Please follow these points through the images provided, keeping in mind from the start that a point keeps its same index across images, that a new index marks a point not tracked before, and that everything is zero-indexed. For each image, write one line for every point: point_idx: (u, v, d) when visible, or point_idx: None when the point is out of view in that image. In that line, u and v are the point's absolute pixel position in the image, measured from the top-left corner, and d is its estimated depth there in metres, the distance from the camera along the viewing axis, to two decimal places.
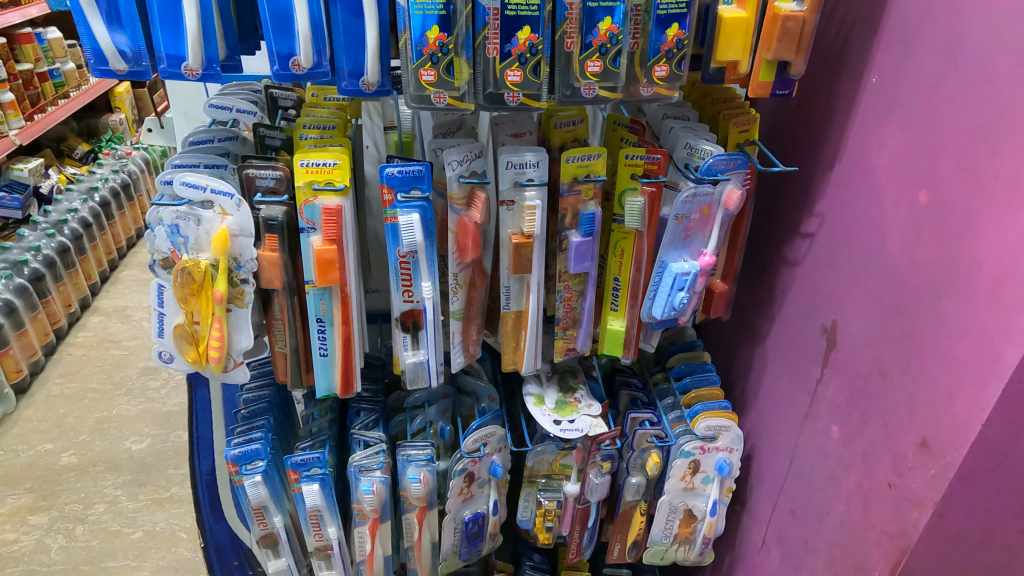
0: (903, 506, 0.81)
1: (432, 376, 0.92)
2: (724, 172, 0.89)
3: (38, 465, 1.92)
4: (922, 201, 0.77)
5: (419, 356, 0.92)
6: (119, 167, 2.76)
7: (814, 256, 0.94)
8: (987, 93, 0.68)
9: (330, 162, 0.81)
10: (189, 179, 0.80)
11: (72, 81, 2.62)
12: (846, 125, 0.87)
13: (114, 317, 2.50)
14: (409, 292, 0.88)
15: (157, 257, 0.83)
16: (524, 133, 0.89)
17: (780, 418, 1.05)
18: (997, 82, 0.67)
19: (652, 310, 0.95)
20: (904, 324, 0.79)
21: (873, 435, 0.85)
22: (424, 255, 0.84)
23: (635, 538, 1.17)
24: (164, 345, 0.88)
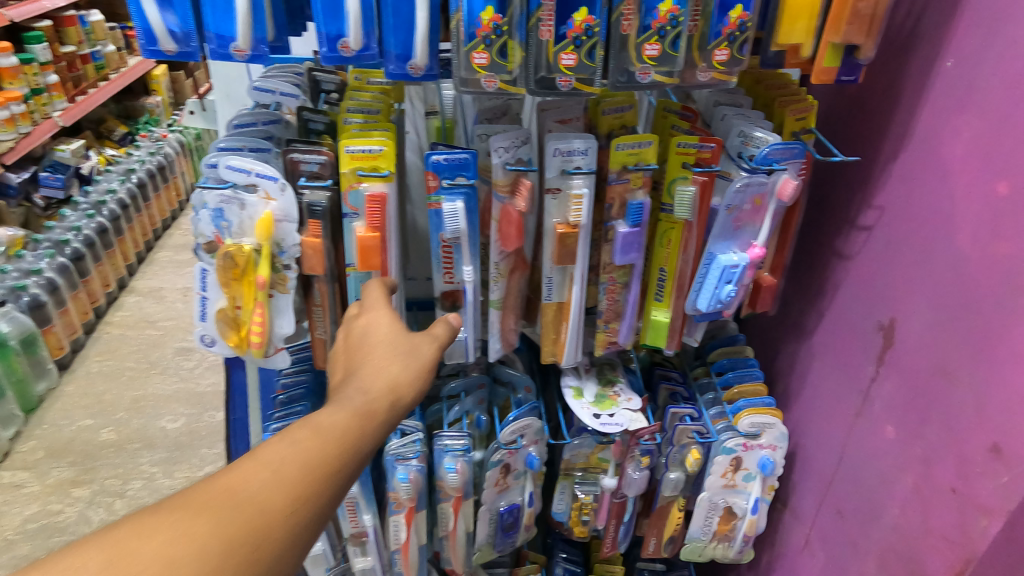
0: (969, 512, 0.77)
1: (468, 353, 0.92)
2: (780, 162, 0.86)
3: (79, 440, 1.96)
4: (1001, 193, 0.73)
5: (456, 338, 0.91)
6: (155, 150, 2.79)
7: (870, 250, 0.90)
8: None
9: (375, 147, 0.79)
10: (234, 163, 0.78)
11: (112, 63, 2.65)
12: (913, 113, 0.83)
13: (149, 297, 2.53)
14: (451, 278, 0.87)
15: (200, 241, 0.83)
16: (570, 120, 0.86)
17: (827, 416, 1.02)
18: None
19: (696, 302, 0.92)
20: (976, 323, 0.76)
21: (934, 438, 0.82)
22: (467, 243, 0.82)
23: (671, 534, 1.15)
24: (206, 329, 0.88)
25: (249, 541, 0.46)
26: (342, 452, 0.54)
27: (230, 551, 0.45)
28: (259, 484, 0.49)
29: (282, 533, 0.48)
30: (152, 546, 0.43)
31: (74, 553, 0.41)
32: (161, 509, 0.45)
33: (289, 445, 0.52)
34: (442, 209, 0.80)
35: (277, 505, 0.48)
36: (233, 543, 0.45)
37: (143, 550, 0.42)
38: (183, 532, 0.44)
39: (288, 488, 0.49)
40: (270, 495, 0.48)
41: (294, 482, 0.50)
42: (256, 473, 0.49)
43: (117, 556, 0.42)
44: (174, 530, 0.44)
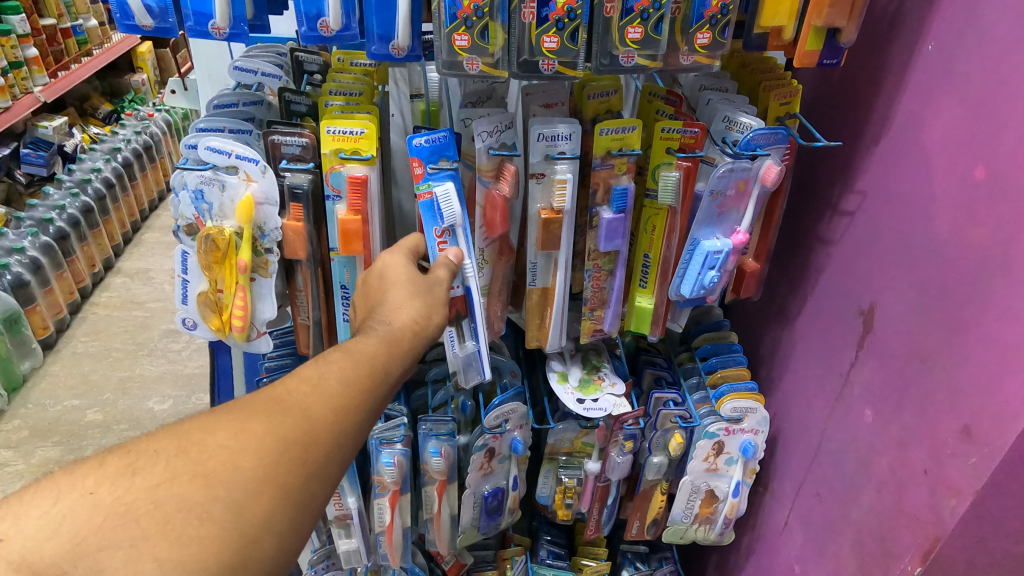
0: (939, 493, 0.79)
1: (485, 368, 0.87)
2: (764, 146, 0.86)
3: (65, 420, 1.95)
4: (977, 178, 0.73)
5: (468, 347, 0.87)
6: (141, 129, 2.75)
7: (852, 235, 0.91)
8: None
9: (357, 129, 0.78)
10: (213, 145, 0.77)
11: (94, 39, 2.61)
12: (895, 97, 0.83)
13: (136, 279, 2.51)
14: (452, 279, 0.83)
15: (180, 223, 0.82)
16: (555, 104, 0.85)
17: (808, 400, 1.03)
18: None
19: (680, 288, 0.92)
20: (950, 307, 0.76)
21: (909, 421, 0.83)
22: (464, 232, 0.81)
23: (654, 516, 1.16)
24: (187, 312, 0.87)
25: (301, 439, 0.54)
26: (373, 372, 0.62)
27: (286, 446, 0.53)
28: (302, 396, 0.57)
29: (327, 436, 0.56)
30: (216, 440, 0.52)
31: (152, 442, 0.51)
32: (220, 413, 0.54)
33: (326, 365, 0.61)
34: (435, 195, 0.79)
35: (320, 412, 0.57)
36: (287, 440, 0.54)
37: (209, 442, 0.52)
38: (241, 433, 0.53)
39: (328, 400, 0.58)
40: (313, 405, 0.57)
41: (333, 395, 0.58)
42: (298, 387, 0.58)
43: (187, 445, 0.51)
44: (234, 429, 0.53)
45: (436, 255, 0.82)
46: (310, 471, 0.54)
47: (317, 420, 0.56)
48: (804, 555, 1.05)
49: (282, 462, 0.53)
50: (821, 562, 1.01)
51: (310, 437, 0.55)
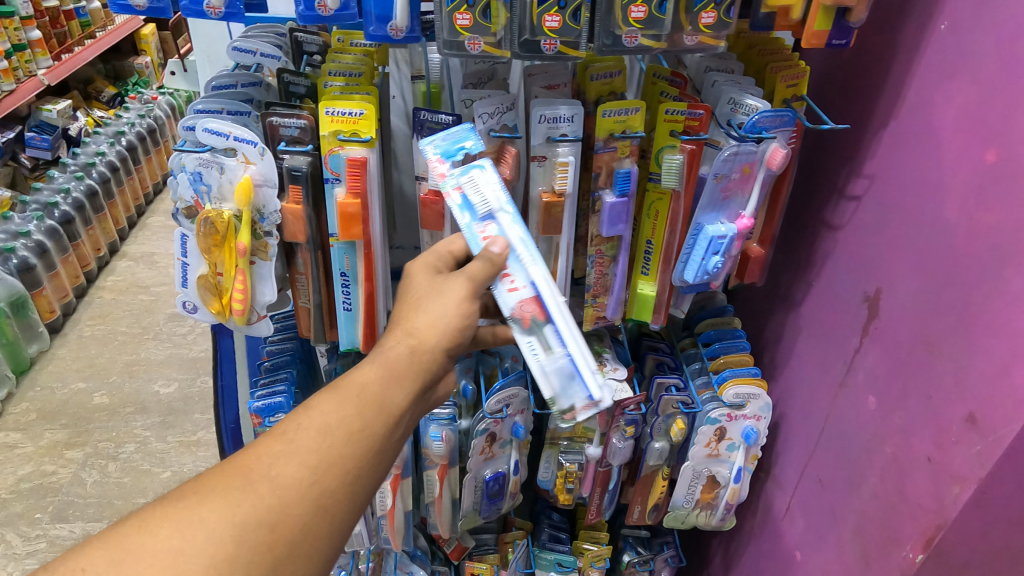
0: (943, 481, 0.78)
1: (589, 376, 0.70)
2: (770, 129, 0.84)
3: (72, 403, 1.96)
4: (989, 161, 0.72)
5: (558, 357, 0.71)
6: (145, 111, 2.74)
7: (859, 220, 0.90)
8: None
9: (357, 111, 0.77)
10: (212, 126, 0.76)
11: (96, 20, 2.59)
12: (906, 79, 0.81)
13: (142, 262, 2.51)
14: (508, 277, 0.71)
15: (179, 206, 0.81)
16: (558, 85, 0.84)
17: (812, 387, 1.02)
18: None
19: (683, 275, 0.92)
20: (959, 294, 0.75)
21: (913, 409, 0.82)
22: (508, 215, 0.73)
23: (655, 502, 1.16)
24: (187, 295, 0.87)
25: (264, 521, 0.52)
26: (364, 411, 0.58)
27: (242, 534, 0.51)
28: (273, 459, 0.55)
29: (300, 508, 0.54)
30: (157, 541, 0.50)
31: (81, 557, 0.49)
32: (172, 502, 0.52)
33: (310, 413, 0.58)
34: (464, 190, 0.74)
35: (295, 478, 0.54)
36: (245, 523, 0.52)
37: (147, 547, 0.49)
38: (195, 525, 0.51)
39: (304, 459, 0.55)
40: (284, 469, 0.54)
41: (310, 452, 0.55)
42: (271, 447, 0.56)
43: (119, 555, 0.49)
44: (180, 522, 0.51)
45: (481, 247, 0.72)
46: (279, 554, 0.52)
47: (287, 491, 0.54)
48: (805, 542, 1.05)
49: (239, 558, 0.51)
50: (822, 550, 1.00)
51: (281, 508, 0.53)
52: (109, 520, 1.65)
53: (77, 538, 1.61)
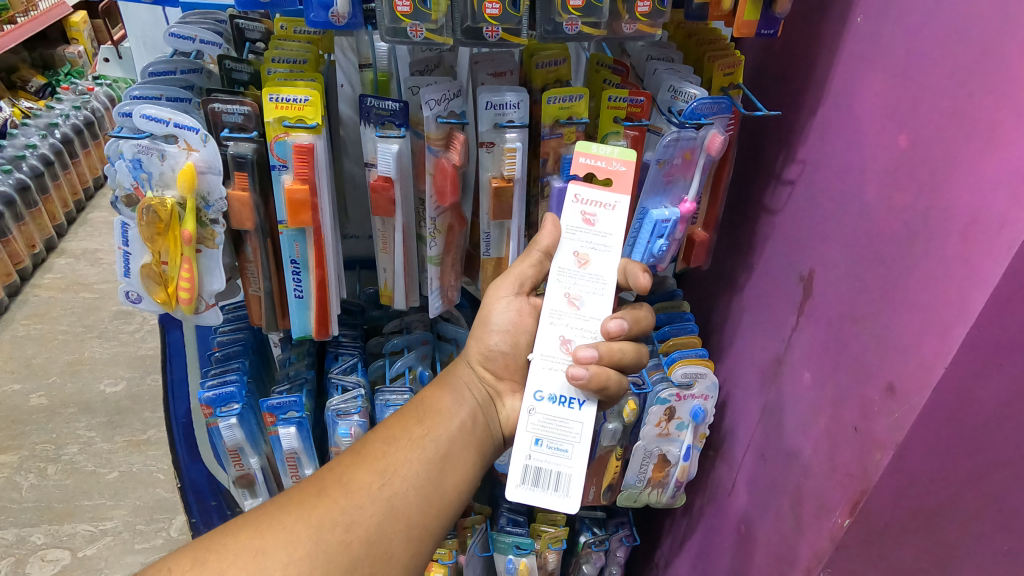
0: (867, 448, 0.81)
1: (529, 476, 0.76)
2: (708, 116, 0.86)
3: (6, 405, 1.90)
4: (901, 145, 0.76)
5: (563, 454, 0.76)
6: (80, 103, 2.65)
7: (794, 204, 0.94)
8: (965, 34, 0.67)
9: (301, 97, 0.77)
10: (151, 112, 0.76)
11: (18, 6, 2.50)
12: (829, 68, 0.85)
13: (83, 259, 2.44)
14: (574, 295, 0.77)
15: (118, 193, 0.80)
16: (504, 73, 0.86)
17: (755, 365, 1.07)
18: (978, 19, 0.66)
19: (631, 257, 0.94)
20: (879, 271, 0.79)
21: (843, 382, 0.86)
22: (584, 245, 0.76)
23: (610, 482, 1.18)
24: (131, 285, 0.86)
25: (340, 522, 0.67)
26: (419, 420, 0.79)
27: (319, 534, 0.65)
28: (348, 471, 0.72)
29: (371, 507, 0.69)
30: (238, 542, 0.63)
31: (168, 561, 0.61)
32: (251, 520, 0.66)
33: (377, 432, 0.77)
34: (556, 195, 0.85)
35: (367, 482, 0.71)
36: (321, 524, 0.66)
37: (230, 546, 0.63)
38: (274, 528, 0.65)
39: (374, 466, 0.72)
40: (355, 477, 0.71)
41: (376, 460, 0.73)
42: (344, 463, 0.73)
43: (203, 556, 0.62)
44: (258, 527, 0.65)
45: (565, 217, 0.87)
46: (352, 550, 0.66)
47: (357, 494, 0.69)
48: (748, 515, 1.09)
49: (319, 550, 0.64)
50: (763, 521, 1.04)
51: (357, 509, 0.68)
52: (47, 524, 1.61)
53: (10, 544, 1.57)
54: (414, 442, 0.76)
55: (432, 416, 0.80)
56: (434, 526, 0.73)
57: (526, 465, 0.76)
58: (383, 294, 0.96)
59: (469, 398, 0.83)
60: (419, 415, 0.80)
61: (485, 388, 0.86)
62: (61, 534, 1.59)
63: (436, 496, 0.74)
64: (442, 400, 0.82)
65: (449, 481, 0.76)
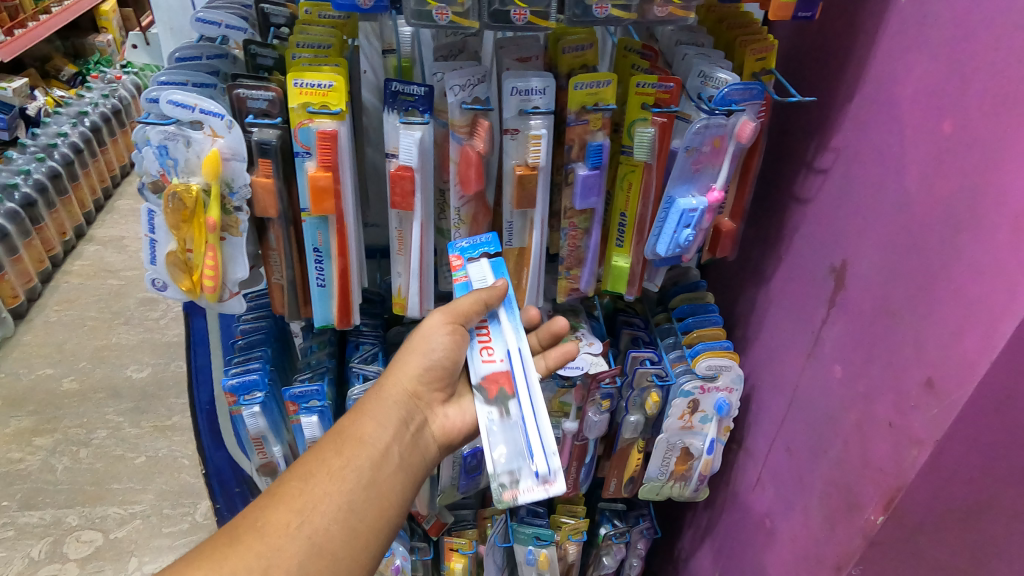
0: (903, 444, 0.79)
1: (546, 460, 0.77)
2: (739, 103, 0.85)
3: (39, 388, 1.93)
4: (945, 131, 0.73)
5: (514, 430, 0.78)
6: (109, 91, 2.67)
7: (826, 192, 0.92)
8: (1018, 14, 0.65)
9: (326, 82, 0.76)
10: (177, 98, 0.75)
11: None
12: (869, 52, 0.83)
13: (111, 247, 2.47)
14: (483, 324, 0.85)
15: (145, 180, 0.80)
16: (529, 58, 0.84)
17: (782, 358, 1.05)
18: None
19: (656, 247, 0.92)
20: (917, 262, 0.77)
21: (875, 375, 0.84)
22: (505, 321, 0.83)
23: (631, 474, 1.18)
24: (157, 273, 0.85)
25: (256, 567, 0.62)
26: (339, 450, 0.72)
27: None
28: (259, 515, 0.65)
29: (291, 548, 0.64)
30: None
31: None
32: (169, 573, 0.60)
33: (291, 466, 0.70)
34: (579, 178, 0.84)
35: (283, 522, 0.65)
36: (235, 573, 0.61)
37: None
38: None
39: (289, 505, 0.66)
40: (271, 519, 0.65)
41: (292, 497, 0.67)
42: (257, 504, 0.67)
43: None
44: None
45: (584, 203, 0.86)
46: None
47: (274, 538, 0.64)
48: (774, 510, 1.07)
49: None
50: (790, 517, 1.03)
51: (275, 552, 0.63)
52: (81, 506, 1.64)
53: (47, 524, 1.60)
54: (334, 474, 0.69)
55: (352, 441, 0.73)
56: (364, 556, 0.68)
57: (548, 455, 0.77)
58: (397, 300, 0.94)
59: (397, 417, 0.77)
60: (338, 443, 0.73)
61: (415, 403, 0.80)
62: (93, 516, 1.62)
63: (361, 529, 0.68)
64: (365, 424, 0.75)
65: (375, 509, 0.70)
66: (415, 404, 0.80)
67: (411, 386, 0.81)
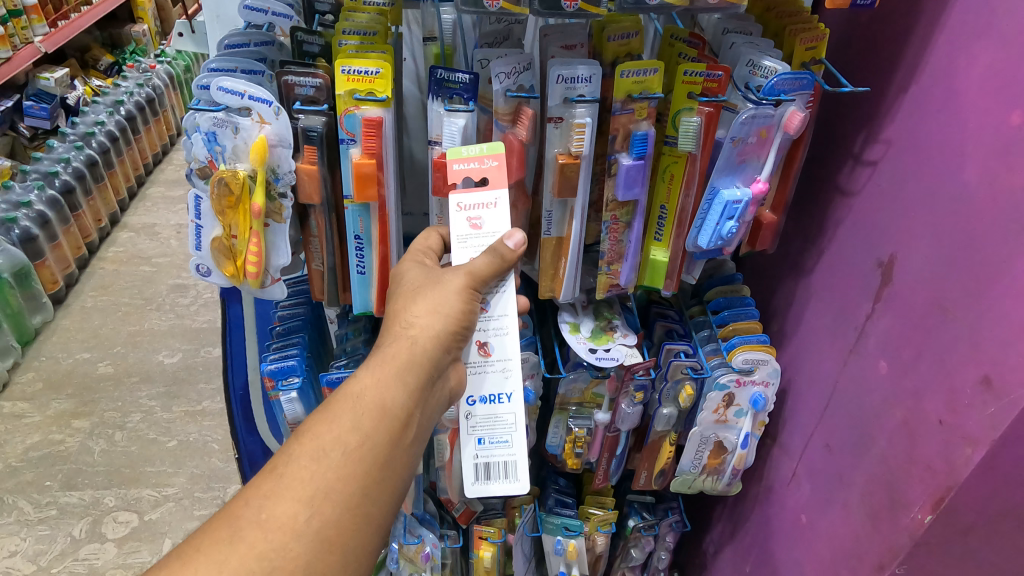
0: (954, 443, 0.79)
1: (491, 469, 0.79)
2: (788, 92, 0.84)
3: (77, 372, 1.97)
4: (1013, 123, 0.73)
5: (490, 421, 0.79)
6: (143, 81, 2.71)
7: (874, 186, 0.91)
8: None
9: (372, 69, 0.76)
10: (227, 85, 0.76)
11: None
12: (929, 42, 0.82)
13: (143, 234, 2.51)
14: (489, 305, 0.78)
15: (194, 166, 0.81)
16: (575, 46, 0.83)
17: (821, 352, 1.04)
18: None
19: (697, 240, 0.91)
20: (975, 257, 0.77)
21: (925, 372, 0.84)
22: (504, 342, 0.78)
23: (662, 467, 1.18)
24: (202, 259, 0.86)
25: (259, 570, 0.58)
26: (355, 425, 0.66)
27: None
28: (260, 504, 0.60)
29: (297, 548, 0.59)
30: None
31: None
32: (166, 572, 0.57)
33: (300, 443, 0.64)
34: (621, 167, 0.84)
35: (292, 515, 0.60)
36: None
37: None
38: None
39: (298, 493, 0.61)
40: (275, 513, 0.60)
41: (301, 484, 0.62)
42: (263, 486, 0.62)
43: None
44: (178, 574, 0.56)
45: (624, 191, 0.85)
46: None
47: (280, 532, 0.59)
48: (811, 506, 1.06)
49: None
50: (829, 513, 1.02)
51: (279, 553, 0.58)
52: (117, 487, 1.67)
53: (86, 505, 1.63)
54: (348, 456, 0.64)
55: (373, 409, 0.67)
56: (372, 544, 0.65)
57: (475, 462, 0.79)
58: None
59: (420, 377, 0.71)
60: (356, 412, 0.66)
61: (440, 362, 0.73)
62: (129, 497, 1.65)
63: (374, 516, 0.65)
64: (387, 388, 0.69)
65: (388, 492, 0.66)
66: (443, 361, 0.73)
67: (446, 341, 0.73)
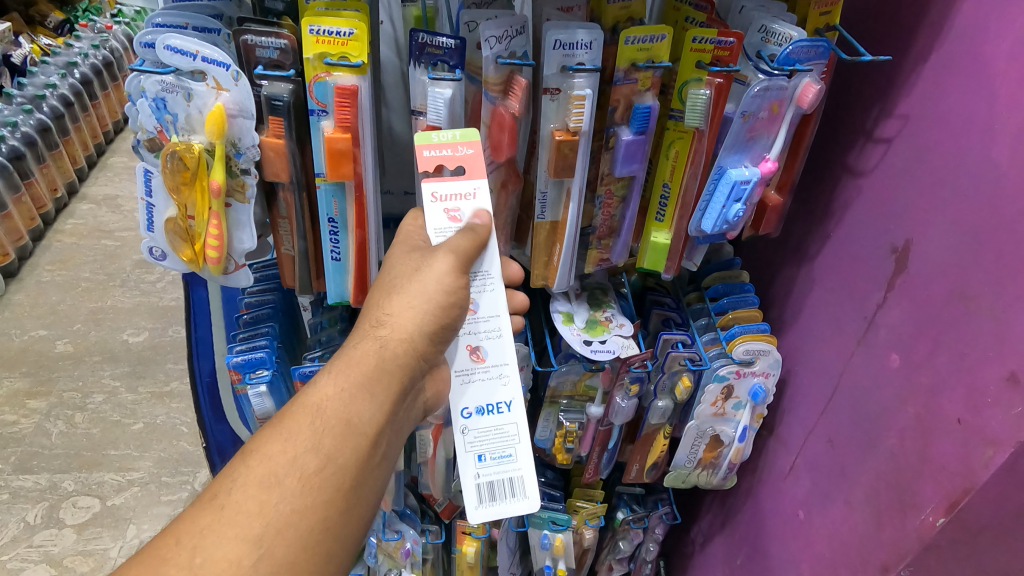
0: (974, 443, 0.74)
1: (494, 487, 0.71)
2: (804, 62, 0.76)
3: (32, 350, 1.86)
4: None
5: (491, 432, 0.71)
6: (99, 43, 2.55)
7: (888, 165, 0.85)
8: None
9: (345, 30, 0.67)
10: (176, 44, 0.67)
11: None
12: (954, 7, 0.75)
13: (104, 205, 2.38)
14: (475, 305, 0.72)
15: (141, 137, 0.72)
16: (572, 8, 0.74)
17: (824, 342, 0.98)
18: None
19: (701, 224, 0.84)
20: (1004, 244, 0.71)
21: (943, 367, 0.78)
22: (500, 344, 0.72)
23: (654, 461, 1.12)
24: (155, 241, 0.78)
25: None
26: (312, 447, 0.60)
27: None
28: (199, 543, 0.54)
29: None
30: None
31: None
32: None
33: (248, 470, 0.58)
34: (620, 142, 0.76)
35: (238, 557, 0.54)
36: None
37: None
38: None
39: (246, 530, 0.55)
40: (213, 556, 0.54)
41: (247, 518, 0.56)
42: (203, 521, 0.55)
43: None
44: None
45: (623, 168, 0.78)
46: None
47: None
48: (809, 501, 1.02)
49: None
50: (829, 511, 0.97)
51: None
52: (77, 471, 1.58)
53: (43, 489, 1.54)
54: (306, 483, 0.58)
55: (336, 427, 0.61)
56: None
57: (478, 483, 0.70)
58: None
59: (389, 390, 0.65)
60: (315, 432, 0.61)
61: (411, 370, 0.67)
62: (90, 481, 1.56)
63: (334, 547, 0.59)
64: (352, 401, 0.63)
65: (351, 519, 0.61)
66: (416, 369, 0.67)
67: (419, 345, 0.67)
